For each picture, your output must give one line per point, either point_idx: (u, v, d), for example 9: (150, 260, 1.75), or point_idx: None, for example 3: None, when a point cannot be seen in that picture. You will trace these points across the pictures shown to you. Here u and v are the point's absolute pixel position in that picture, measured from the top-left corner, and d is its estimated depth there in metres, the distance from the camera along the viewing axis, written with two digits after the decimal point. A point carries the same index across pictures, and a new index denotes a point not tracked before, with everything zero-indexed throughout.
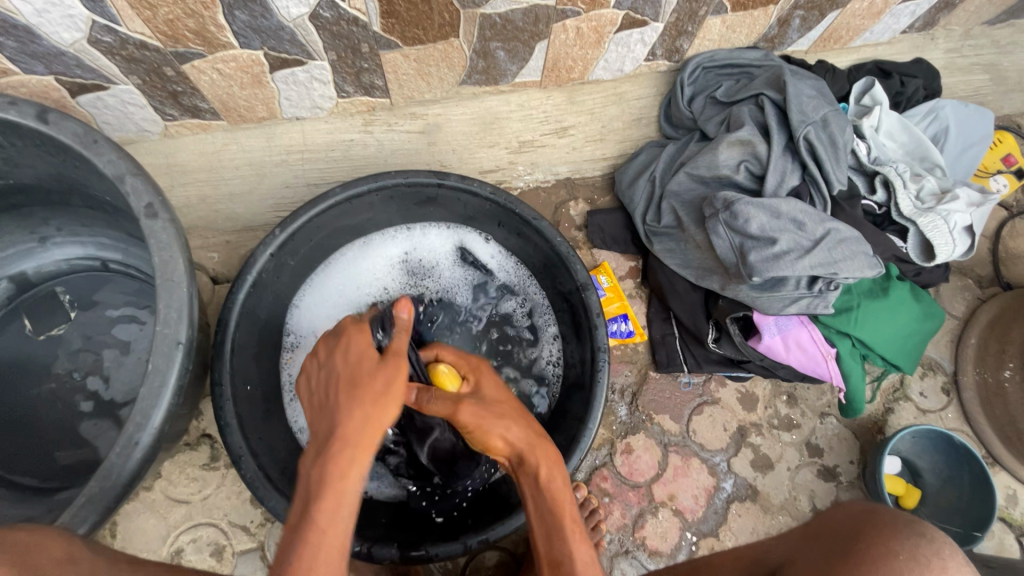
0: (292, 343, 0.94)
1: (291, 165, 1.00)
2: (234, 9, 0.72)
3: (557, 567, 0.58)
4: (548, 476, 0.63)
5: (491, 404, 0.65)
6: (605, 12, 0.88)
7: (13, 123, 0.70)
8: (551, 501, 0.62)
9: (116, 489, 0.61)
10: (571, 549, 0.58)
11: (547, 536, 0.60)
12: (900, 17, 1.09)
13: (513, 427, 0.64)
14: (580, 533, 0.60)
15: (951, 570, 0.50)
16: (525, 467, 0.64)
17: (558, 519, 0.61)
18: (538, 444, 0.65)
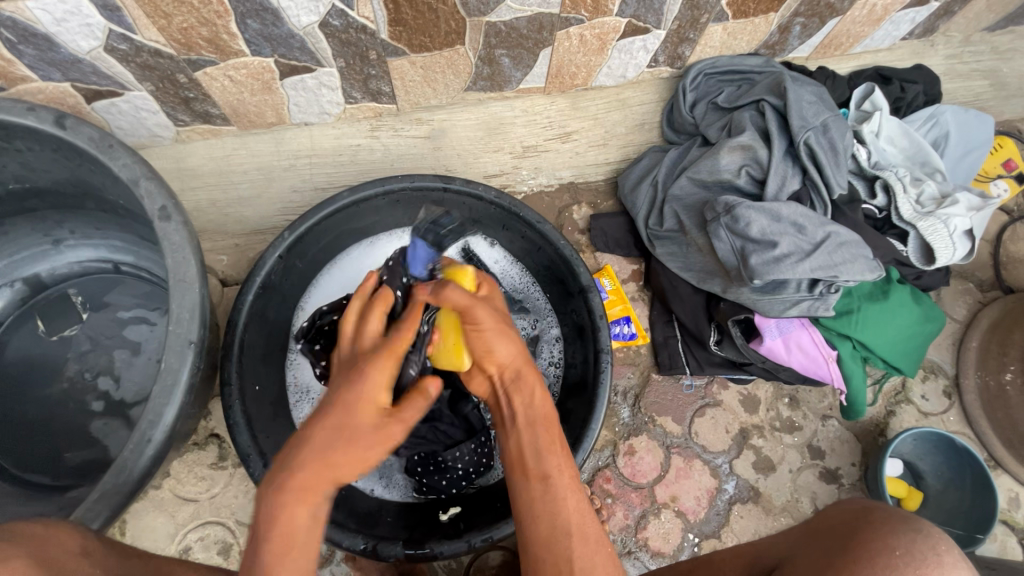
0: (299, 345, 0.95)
1: (299, 170, 1.02)
2: (246, 18, 0.73)
3: (547, 480, 0.64)
4: (539, 397, 0.68)
5: (498, 314, 0.67)
6: (609, 20, 0.89)
7: (32, 128, 0.72)
8: (540, 419, 0.67)
9: (129, 485, 0.62)
10: (559, 470, 0.64)
11: (536, 452, 0.65)
12: (900, 24, 1.10)
13: (512, 342, 0.67)
14: (564, 453, 0.66)
15: (947, 565, 0.51)
16: (518, 385, 0.68)
17: (547, 438, 0.66)
18: (529, 367, 0.68)
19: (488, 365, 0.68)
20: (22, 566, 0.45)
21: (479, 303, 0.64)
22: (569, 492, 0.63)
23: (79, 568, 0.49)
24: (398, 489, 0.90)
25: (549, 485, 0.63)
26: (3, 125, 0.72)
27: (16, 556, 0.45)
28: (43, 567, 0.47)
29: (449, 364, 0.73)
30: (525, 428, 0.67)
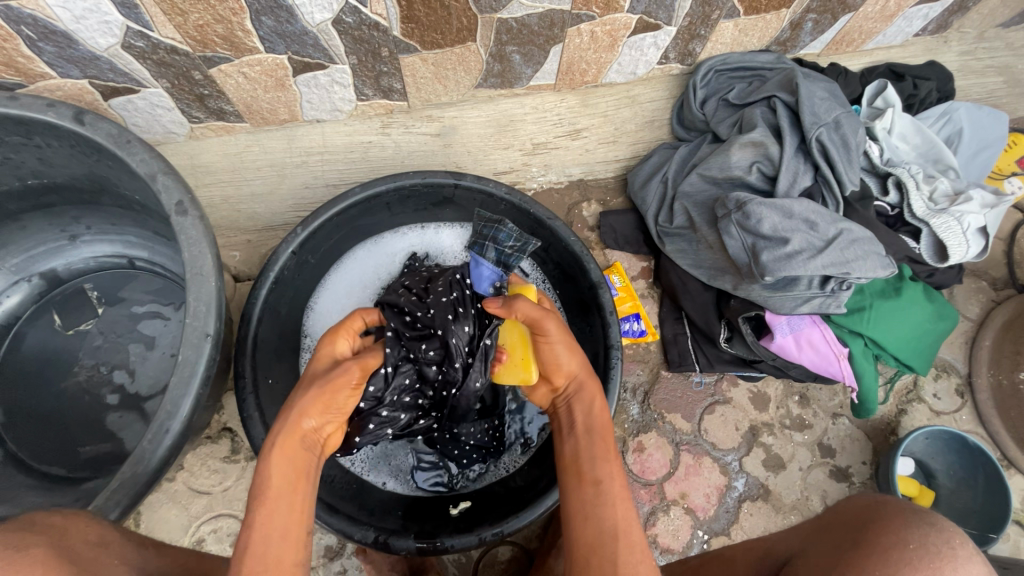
0: (309, 344, 0.96)
1: (311, 166, 1.03)
2: (261, 15, 0.74)
3: (599, 484, 0.61)
4: (597, 408, 0.70)
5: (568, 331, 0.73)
6: (620, 17, 0.89)
7: (51, 124, 0.73)
8: (597, 428, 0.68)
9: (147, 475, 0.63)
10: (615, 478, 0.62)
11: (591, 458, 0.64)
12: (913, 20, 1.09)
13: (577, 355, 0.72)
14: (620, 462, 0.64)
15: (962, 559, 0.49)
16: (581, 395, 0.71)
17: (604, 446, 0.66)
18: (590, 379, 0.72)
19: (555, 376, 0.73)
20: (44, 553, 0.45)
21: (551, 315, 0.71)
22: (620, 500, 0.60)
23: (99, 556, 0.50)
24: (407, 482, 0.91)
25: (601, 489, 0.61)
26: (24, 121, 0.73)
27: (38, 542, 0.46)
28: (65, 554, 0.47)
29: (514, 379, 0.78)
30: (583, 435, 0.68)
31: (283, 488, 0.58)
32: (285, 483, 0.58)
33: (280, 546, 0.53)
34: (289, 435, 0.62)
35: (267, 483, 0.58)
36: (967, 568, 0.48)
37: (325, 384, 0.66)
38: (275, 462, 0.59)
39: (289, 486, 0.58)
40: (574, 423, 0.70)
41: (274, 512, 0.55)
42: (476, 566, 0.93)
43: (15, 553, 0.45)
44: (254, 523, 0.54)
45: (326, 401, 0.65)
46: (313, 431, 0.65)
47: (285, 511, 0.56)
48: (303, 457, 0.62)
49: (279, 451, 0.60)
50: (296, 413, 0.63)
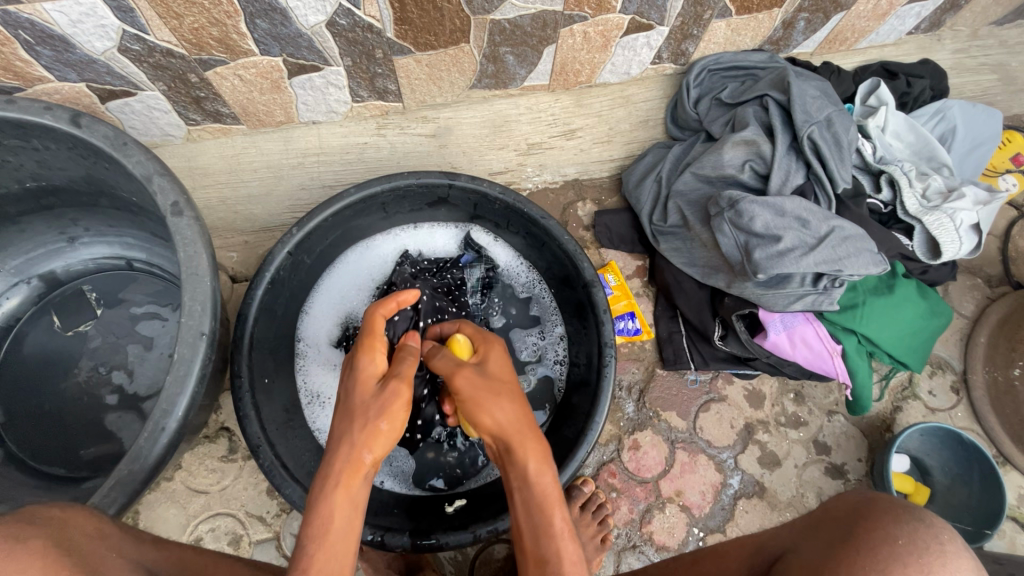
0: (303, 349, 0.96)
1: (307, 168, 1.04)
2: (256, 18, 0.75)
3: (544, 566, 0.53)
4: (539, 472, 0.56)
5: (487, 380, 0.60)
6: (612, 17, 0.90)
7: (48, 127, 0.74)
8: (539, 499, 0.56)
9: (144, 472, 0.64)
10: (558, 549, 0.53)
11: (534, 532, 0.55)
12: (906, 18, 1.10)
13: (501, 407, 0.58)
14: (570, 530, 0.55)
15: (951, 556, 0.46)
16: (511, 457, 0.57)
17: (545, 516, 0.55)
18: (528, 431, 0.57)
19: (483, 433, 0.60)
20: (41, 546, 0.46)
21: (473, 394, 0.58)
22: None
23: (95, 549, 0.50)
24: (407, 482, 0.91)
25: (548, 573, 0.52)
26: (21, 124, 0.74)
27: (35, 535, 0.46)
28: (61, 546, 0.47)
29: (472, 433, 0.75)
30: (524, 508, 0.57)
31: (340, 533, 0.52)
32: (344, 527, 0.52)
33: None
34: (348, 473, 0.54)
35: (326, 526, 0.51)
36: (958, 566, 0.46)
37: (377, 410, 0.57)
38: (335, 502, 0.52)
39: (345, 531, 0.52)
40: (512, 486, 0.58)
41: (328, 562, 0.50)
42: (472, 564, 0.93)
43: None
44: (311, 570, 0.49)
45: (384, 436, 0.56)
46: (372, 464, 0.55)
47: (339, 559, 0.51)
48: (363, 492, 0.55)
49: (336, 489, 0.53)
50: (355, 448, 0.54)
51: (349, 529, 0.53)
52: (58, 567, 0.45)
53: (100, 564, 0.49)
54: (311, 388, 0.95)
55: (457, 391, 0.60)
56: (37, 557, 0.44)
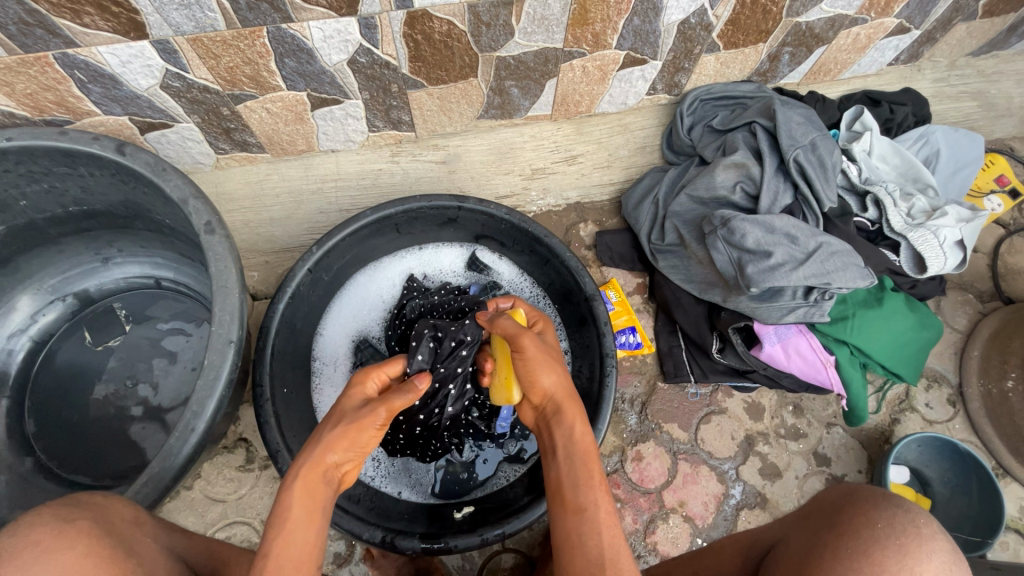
0: (318, 367, 1.01)
1: (325, 193, 1.11)
2: (284, 57, 0.83)
3: (582, 513, 0.59)
4: (580, 431, 0.65)
5: (548, 348, 0.70)
6: (608, 53, 0.98)
7: (95, 155, 0.81)
8: (581, 454, 0.64)
9: (173, 470, 0.68)
10: (596, 499, 0.59)
11: (574, 483, 0.61)
12: (884, 51, 1.17)
13: (557, 373, 0.68)
14: (607, 483, 0.61)
15: (927, 538, 0.48)
16: (558, 418, 0.67)
17: (585, 469, 0.62)
18: (574, 398, 0.68)
19: (533, 395, 0.70)
20: (87, 526, 0.50)
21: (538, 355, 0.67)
22: (607, 526, 0.58)
23: (134, 532, 0.55)
24: (423, 491, 0.95)
25: (587, 517, 0.59)
26: (70, 152, 0.82)
27: (82, 517, 0.51)
28: (104, 527, 0.52)
29: (503, 398, 0.78)
30: (564, 462, 0.64)
31: (301, 522, 0.55)
32: (304, 518, 0.55)
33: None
34: (310, 465, 0.58)
35: (287, 515, 0.55)
36: (933, 548, 0.48)
37: (350, 416, 0.62)
38: (295, 494, 0.56)
39: (307, 522, 0.55)
40: (553, 444, 0.66)
41: (288, 546, 0.53)
42: (480, 572, 0.95)
43: (64, 524, 0.50)
44: (271, 551, 0.52)
45: (353, 437, 0.61)
46: (337, 464, 0.60)
47: (301, 545, 0.53)
48: (323, 492, 0.59)
49: (298, 481, 0.57)
50: (320, 448, 0.59)
51: (308, 517, 0.55)
52: (100, 546, 0.50)
53: (141, 545, 0.54)
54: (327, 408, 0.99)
55: (520, 350, 0.68)
56: (84, 536, 0.49)
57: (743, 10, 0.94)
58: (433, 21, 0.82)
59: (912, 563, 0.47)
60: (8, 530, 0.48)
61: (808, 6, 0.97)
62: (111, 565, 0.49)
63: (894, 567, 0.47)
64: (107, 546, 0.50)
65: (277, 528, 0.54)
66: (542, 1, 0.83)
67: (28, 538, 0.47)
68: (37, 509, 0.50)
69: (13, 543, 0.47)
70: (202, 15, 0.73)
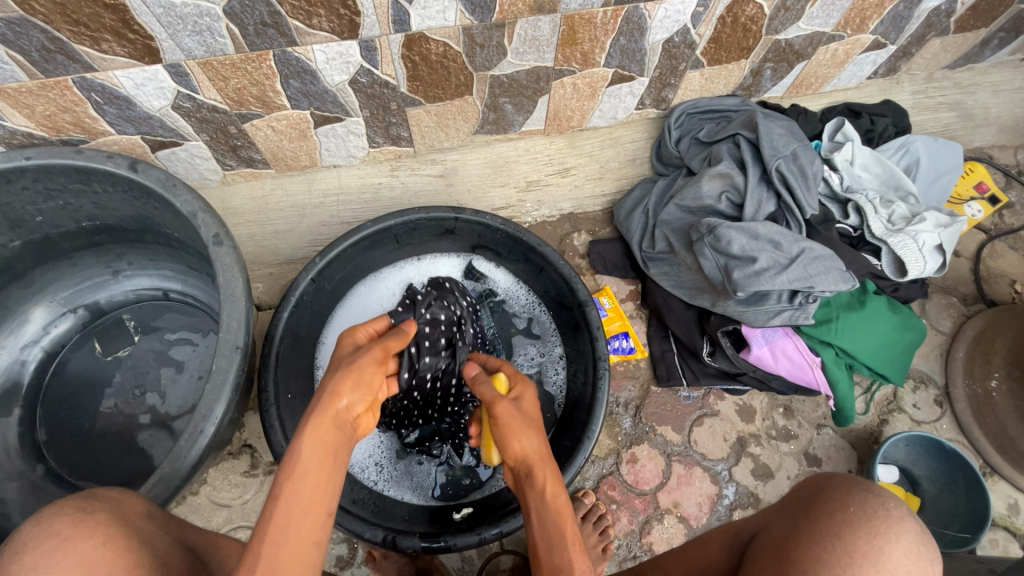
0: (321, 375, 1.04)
1: (327, 207, 1.15)
2: (289, 79, 0.88)
3: (556, 575, 0.55)
4: (554, 491, 0.61)
5: (523, 414, 0.66)
6: (597, 70, 1.03)
7: (109, 172, 0.86)
8: (554, 513, 0.59)
9: (183, 470, 0.71)
10: (571, 558, 0.55)
11: (549, 544, 0.57)
12: (863, 65, 1.22)
13: (531, 437, 0.63)
14: (582, 543, 0.57)
15: (896, 519, 0.53)
16: (531, 480, 0.62)
17: (560, 527, 0.58)
18: (549, 460, 0.63)
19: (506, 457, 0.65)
20: (105, 518, 0.54)
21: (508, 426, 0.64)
22: None
23: (148, 525, 0.58)
24: (424, 494, 0.97)
25: None
26: (87, 170, 0.86)
27: (100, 510, 0.55)
28: (121, 520, 0.55)
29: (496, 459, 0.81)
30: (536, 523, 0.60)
31: (311, 465, 0.54)
32: (314, 460, 0.54)
33: (300, 527, 0.51)
34: (322, 407, 0.57)
35: (296, 459, 0.54)
36: (902, 527, 0.52)
37: (354, 362, 0.62)
38: (306, 438, 0.55)
39: (316, 465, 0.54)
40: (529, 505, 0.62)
41: (297, 492, 0.52)
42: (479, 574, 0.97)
43: (84, 515, 0.53)
44: (282, 492, 0.52)
45: (358, 377, 0.61)
46: (347, 410, 0.59)
47: (309, 491, 0.53)
48: (337, 437, 0.58)
49: (310, 427, 0.56)
50: (329, 392, 0.58)
51: (318, 461, 0.55)
52: (118, 537, 0.53)
53: (156, 537, 0.57)
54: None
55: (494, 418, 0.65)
56: (102, 527, 0.53)
57: (724, 29, 0.99)
58: (430, 43, 0.87)
59: (880, 542, 0.52)
60: (34, 520, 0.52)
61: (786, 23, 1.02)
62: (125, 555, 0.52)
63: (864, 546, 0.51)
64: (123, 537, 0.53)
65: (285, 473, 0.53)
66: (533, 23, 0.88)
67: (53, 528, 0.51)
68: (60, 501, 0.54)
69: (38, 532, 0.51)
70: (213, 40, 0.78)
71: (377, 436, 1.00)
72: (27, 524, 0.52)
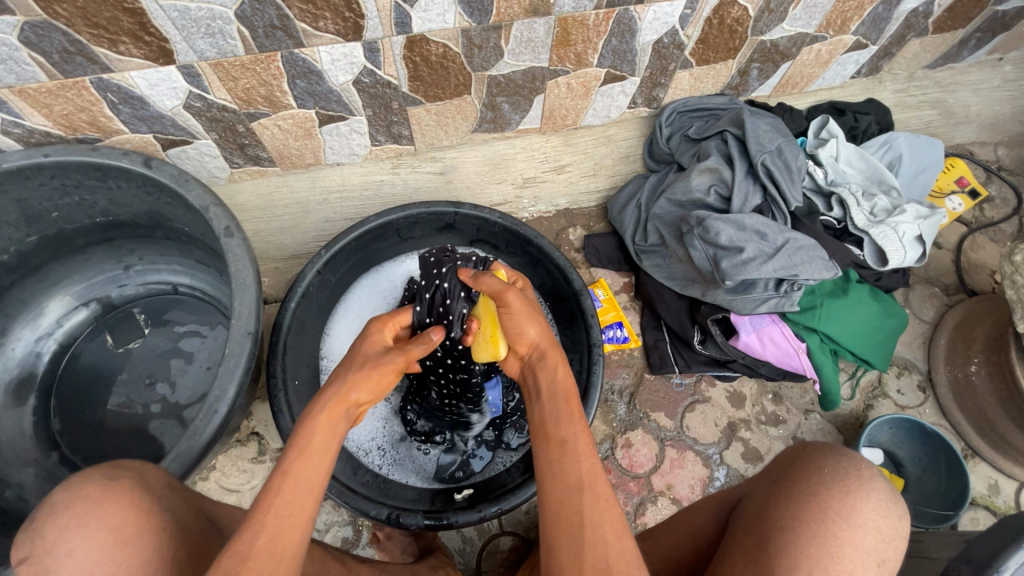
0: (325, 366, 1.08)
1: (331, 203, 1.19)
2: (296, 79, 0.93)
3: (564, 444, 0.61)
4: (562, 374, 0.68)
5: (531, 303, 0.72)
6: (590, 70, 1.07)
7: (124, 168, 0.90)
8: (562, 393, 0.66)
9: (198, 449, 0.75)
10: (576, 432, 0.62)
11: (556, 419, 0.64)
12: (846, 65, 1.27)
13: (541, 324, 0.70)
14: (585, 418, 0.64)
15: (867, 479, 0.58)
16: (541, 365, 0.69)
17: (566, 406, 0.64)
18: (555, 346, 0.70)
19: (517, 345, 0.71)
20: (128, 483, 0.60)
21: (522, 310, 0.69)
22: (584, 455, 0.61)
23: (168, 493, 0.62)
24: (427, 477, 1.01)
25: (567, 447, 0.61)
26: (103, 167, 0.90)
27: (124, 476, 0.60)
28: (143, 485, 0.61)
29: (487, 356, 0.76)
30: (546, 399, 0.66)
31: (319, 450, 0.59)
32: (322, 446, 0.59)
33: (299, 505, 0.56)
34: (337, 397, 0.62)
35: (309, 442, 0.59)
36: (872, 486, 0.57)
37: (376, 364, 0.66)
38: (319, 425, 0.60)
39: (323, 451, 0.59)
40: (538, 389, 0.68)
41: (305, 471, 0.57)
42: (480, 555, 1.01)
43: (110, 480, 0.59)
44: (288, 469, 0.57)
45: (376, 381, 0.65)
46: (357, 403, 0.64)
47: (315, 473, 0.58)
48: (344, 424, 0.63)
49: (323, 412, 0.61)
50: (346, 384, 0.63)
51: (326, 446, 0.60)
52: (141, 499, 0.59)
53: (176, 502, 0.62)
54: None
55: (506, 307, 0.70)
56: (126, 490, 0.58)
57: (711, 30, 1.04)
58: (430, 44, 0.92)
59: (852, 500, 0.56)
60: (65, 484, 0.58)
61: (771, 25, 1.07)
62: (147, 516, 0.58)
63: (837, 504, 0.56)
64: (144, 501, 0.59)
65: (297, 452, 0.58)
66: (528, 26, 0.93)
67: (81, 492, 0.57)
68: (88, 470, 0.60)
69: (68, 497, 0.57)
70: (224, 42, 0.83)
71: (382, 423, 1.04)
72: (60, 489, 0.57)
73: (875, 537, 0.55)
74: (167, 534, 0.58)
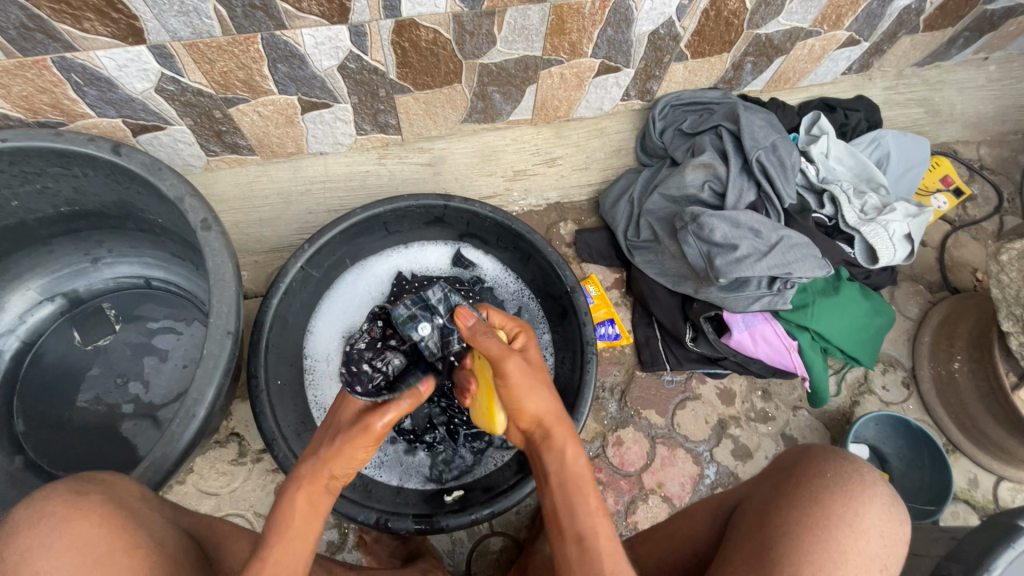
0: (310, 365, 1.03)
1: (314, 194, 1.14)
2: (277, 63, 0.87)
3: (581, 542, 0.57)
4: (570, 454, 0.63)
5: (533, 369, 0.66)
6: (585, 60, 1.04)
7: (91, 155, 0.84)
8: (573, 479, 0.62)
9: (175, 454, 0.71)
10: (595, 527, 0.58)
11: (571, 512, 0.59)
12: (838, 61, 1.27)
13: (543, 397, 0.64)
14: (605, 504, 0.60)
15: (869, 482, 0.57)
16: (547, 443, 0.65)
17: (581, 496, 0.60)
18: (564, 423, 0.65)
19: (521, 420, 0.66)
20: (98, 499, 0.56)
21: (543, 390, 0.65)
22: (608, 553, 0.56)
23: (143, 505, 0.60)
24: (420, 478, 0.98)
25: (586, 545, 0.57)
26: (66, 153, 0.84)
27: (94, 490, 0.57)
28: (116, 501, 0.57)
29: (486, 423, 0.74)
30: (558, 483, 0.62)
31: (293, 522, 0.59)
32: (296, 516, 0.60)
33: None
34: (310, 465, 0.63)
35: (281, 514, 0.60)
36: (874, 489, 0.57)
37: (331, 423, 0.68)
38: (296, 501, 0.61)
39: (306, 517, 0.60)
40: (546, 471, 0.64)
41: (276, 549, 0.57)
42: (469, 556, 0.99)
43: (78, 497, 0.56)
44: (268, 545, 0.57)
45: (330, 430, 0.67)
46: (329, 461, 0.63)
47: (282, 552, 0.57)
48: (325, 490, 0.63)
49: (297, 482, 0.62)
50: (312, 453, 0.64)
51: (302, 515, 0.60)
52: (112, 518, 0.55)
53: (152, 517, 0.60)
54: (321, 400, 1.02)
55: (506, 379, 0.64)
56: (97, 508, 0.55)
57: (707, 22, 1.02)
58: (420, 29, 0.87)
59: (856, 504, 0.56)
60: (28, 502, 0.54)
61: (767, 18, 1.05)
62: (121, 531, 0.55)
63: (840, 508, 0.55)
64: (119, 516, 0.56)
65: (274, 530, 0.58)
66: (522, 12, 0.89)
67: (46, 510, 0.54)
68: (53, 485, 0.57)
69: (31, 515, 0.53)
70: (199, 21, 0.77)
71: None
72: (21, 509, 0.54)
73: (878, 543, 0.55)
74: (145, 550, 0.55)
